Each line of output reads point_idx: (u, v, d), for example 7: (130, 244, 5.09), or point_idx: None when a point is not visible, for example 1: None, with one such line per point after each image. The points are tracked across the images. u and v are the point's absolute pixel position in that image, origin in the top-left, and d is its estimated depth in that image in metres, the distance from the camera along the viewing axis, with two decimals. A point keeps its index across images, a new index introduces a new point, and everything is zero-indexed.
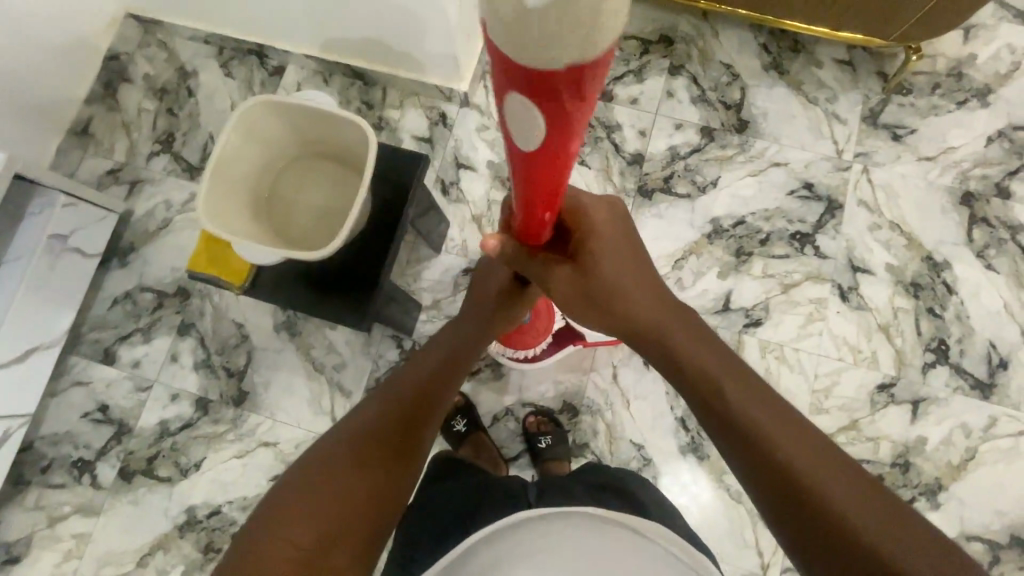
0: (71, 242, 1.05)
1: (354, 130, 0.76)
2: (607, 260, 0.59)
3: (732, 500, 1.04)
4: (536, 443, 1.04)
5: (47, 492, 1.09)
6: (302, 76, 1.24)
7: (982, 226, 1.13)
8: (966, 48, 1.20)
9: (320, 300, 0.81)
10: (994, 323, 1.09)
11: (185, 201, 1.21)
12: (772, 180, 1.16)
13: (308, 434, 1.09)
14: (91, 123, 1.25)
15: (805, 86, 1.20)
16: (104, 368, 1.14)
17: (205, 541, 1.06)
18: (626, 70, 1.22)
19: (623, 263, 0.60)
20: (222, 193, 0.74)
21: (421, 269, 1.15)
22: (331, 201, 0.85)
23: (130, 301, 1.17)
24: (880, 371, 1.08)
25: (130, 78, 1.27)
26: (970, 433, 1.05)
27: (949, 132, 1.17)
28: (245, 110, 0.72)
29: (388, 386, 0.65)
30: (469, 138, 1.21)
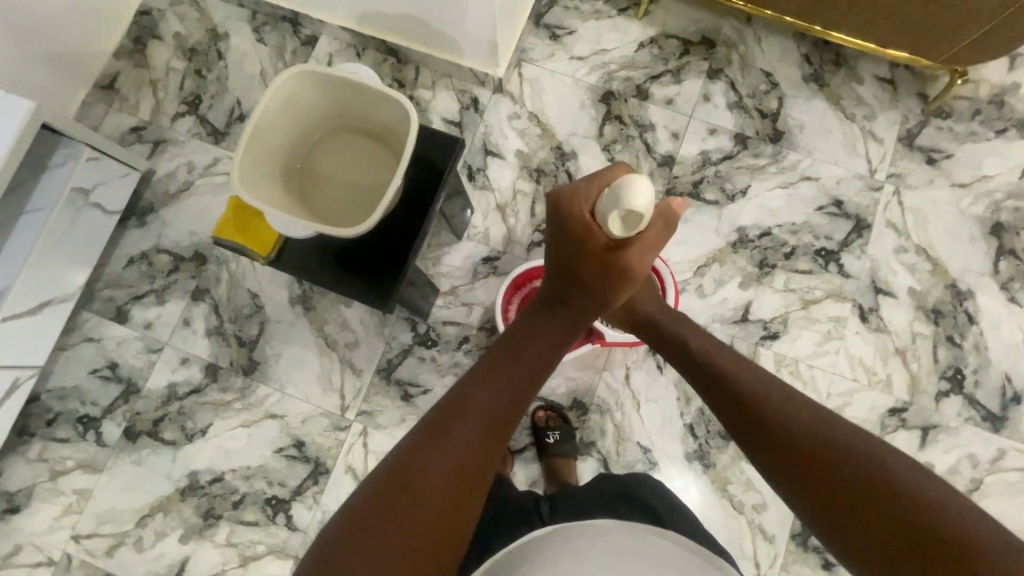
0: (91, 197, 1.04)
1: (394, 106, 0.75)
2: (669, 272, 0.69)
3: (734, 510, 1.04)
4: (544, 437, 1.04)
5: (52, 445, 1.09)
6: (335, 48, 1.22)
7: (1009, 258, 1.12)
8: (1010, 76, 1.18)
9: (346, 278, 0.80)
10: (1011, 356, 1.09)
11: (207, 165, 1.19)
12: (802, 194, 1.15)
13: (316, 410, 1.09)
14: (118, 77, 1.23)
15: (844, 101, 1.19)
16: (116, 327, 1.14)
17: (206, 507, 1.07)
18: (664, 70, 1.20)
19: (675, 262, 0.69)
20: (257, 162, 0.73)
21: (441, 254, 1.14)
22: (366, 179, 0.83)
23: (146, 262, 1.16)
24: (893, 395, 1.08)
25: (160, 35, 1.25)
26: (977, 464, 1.05)
27: (985, 160, 1.15)
28: (285, 78, 0.71)
29: (459, 391, 0.61)
30: (500, 125, 1.19)
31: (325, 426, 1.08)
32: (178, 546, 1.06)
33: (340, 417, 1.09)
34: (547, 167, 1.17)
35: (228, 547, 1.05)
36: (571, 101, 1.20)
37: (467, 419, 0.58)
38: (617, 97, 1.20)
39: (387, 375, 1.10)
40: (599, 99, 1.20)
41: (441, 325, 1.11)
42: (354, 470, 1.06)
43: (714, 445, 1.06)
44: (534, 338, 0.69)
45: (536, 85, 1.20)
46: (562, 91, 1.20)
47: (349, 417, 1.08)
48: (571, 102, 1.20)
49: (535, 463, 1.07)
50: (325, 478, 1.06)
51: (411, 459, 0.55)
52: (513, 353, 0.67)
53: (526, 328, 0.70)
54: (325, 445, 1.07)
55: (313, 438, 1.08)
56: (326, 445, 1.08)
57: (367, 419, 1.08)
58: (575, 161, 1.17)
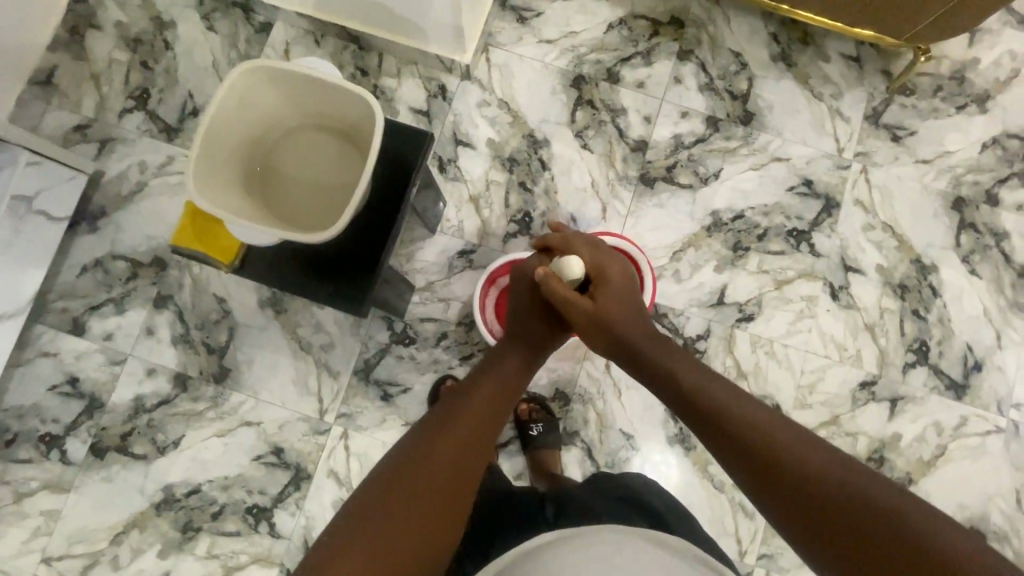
0: (35, 205, 0.98)
1: (356, 102, 0.71)
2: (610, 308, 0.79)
3: (715, 489, 1.06)
4: (527, 430, 1.05)
5: (13, 467, 1.04)
6: (291, 35, 1.16)
7: (970, 232, 1.15)
8: (969, 52, 1.20)
9: (317, 283, 0.78)
10: (972, 327, 1.13)
11: (161, 164, 1.13)
12: (774, 175, 1.16)
13: (293, 415, 1.06)
14: (56, 72, 1.14)
15: (812, 80, 1.19)
16: (73, 339, 1.08)
17: (184, 520, 1.04)
18: (634, 52, 1.18)
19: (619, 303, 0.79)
20: (214, 166, 0.69)
21: (414, 249, 1.11)
22: (333, 177, 0.80)
23: (101, 269, 1.10)
24: (863, 369, 1.11)
25: (99, 24, 1.16)
26: (942, 431, 1.09)
27: (947, 136, 1.18)
28: (237, 75, 0.67)
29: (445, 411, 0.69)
30: (469, 113, 1.16)
31: (304, 431, 1.06)
32: (157, 561, 1.03)
33: (318, 420, 1.06)
34: (520, 156, 1.15)
35: (210, 559, 1.03)
36: (541, 87, 1.17)
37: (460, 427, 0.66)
38: (588, 82, 1.17)
39: (366, 376, 1.07)
40: (569, 84, 1.17)
41: (419, 321, 1.09)
42: (337, 473, 1.04)
43: None
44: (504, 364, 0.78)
45: (504, 70, 1.17)
46: (532, 76, 1.17)
47: (328, 421, 1.06)
48: (541, 87, 1.17)
49: (519, 456, 1.07)
50: (307, 483, 1.04)
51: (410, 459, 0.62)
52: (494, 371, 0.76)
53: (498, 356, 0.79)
54: (305, 450, 1.05)
55: (292, 443, 1.05)
56: (305, 450, 1.05)
57: (348, 421, 1.06)
58: (548, 149, 1.15)
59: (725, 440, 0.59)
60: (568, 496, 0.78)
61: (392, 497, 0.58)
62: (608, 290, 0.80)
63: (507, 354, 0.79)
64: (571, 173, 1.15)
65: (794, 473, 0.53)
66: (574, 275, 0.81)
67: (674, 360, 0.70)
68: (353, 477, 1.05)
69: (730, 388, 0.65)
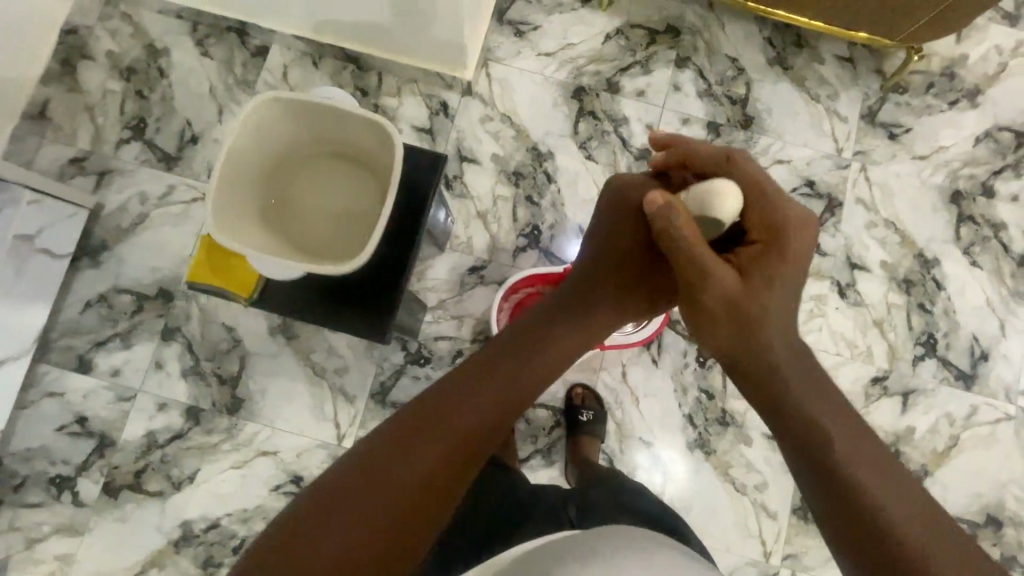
0: (38, 244, 0.95)
1: (373, 130, 0.71)
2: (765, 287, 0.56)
3: (737, 492, 1.07)
4: (578, 415, 1.05)
5: (23, 512, 1.01)
6: (288, 57, 1.15)
7: (969, 224, 1.18)
8: (958, 48, 1.22)
9: (338, 314, 0.77)
10: (977, 317, 1.15)
11: (161, 194, 1.11)
12: (776, 177, 1.17)
13: (311, 442, 1.05)
14: (49, 105, 1.12)
15: (808, 82, 1.21)
16: (80, 377, 1.05)
17: (204, 556, 1.01)
18: (632, 62, 1.19)
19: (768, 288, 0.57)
20: (231, 201, 0.68)
21: (425, 267, 1.11)
22: (349, 206, 0.79)
23: (105, 304, 1.07)
24: (875, 365, 1.13)
25: (91, 55, 1.14)
26: (954, 421, 1.11)
27: (941, 132, 1.20)
28: (252, 108, 0.66)
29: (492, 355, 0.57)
30: (472, 129, 1.15)
31: (323, 458, 1.04)
32: None
33: (336, 446, 1.05)
34: (525, 169, 1.15)
35: None
36: (543, 100, 1.17)
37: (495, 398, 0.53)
38: (588, 93, 1.18)
39: (382, 399, 1.06)
40: (570, 96, 1.17)
41: (433, 340, 1.08)
42: None
43: (713, 432, 1.08)
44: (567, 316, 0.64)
45: (505, 85, 1.17)
46: (533, 90, 1.17)
47: (346, 446, 1.05)
48: (542, 100, 1.17)
49: (559, 442, 1.08)
50: None
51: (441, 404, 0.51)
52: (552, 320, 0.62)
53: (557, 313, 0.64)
54: None
55: (311, 471, 1.04)
56: None
57: None
58: (553, 161, 1.15)
59: (816, 460, 0.50)
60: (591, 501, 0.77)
61: (417, 453, 0.47)
62: (758, 262, 0.57)
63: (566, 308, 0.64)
64: (577, 185, 1.15)
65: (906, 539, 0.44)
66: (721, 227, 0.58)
67: (786, 372, 0.55)
68: None
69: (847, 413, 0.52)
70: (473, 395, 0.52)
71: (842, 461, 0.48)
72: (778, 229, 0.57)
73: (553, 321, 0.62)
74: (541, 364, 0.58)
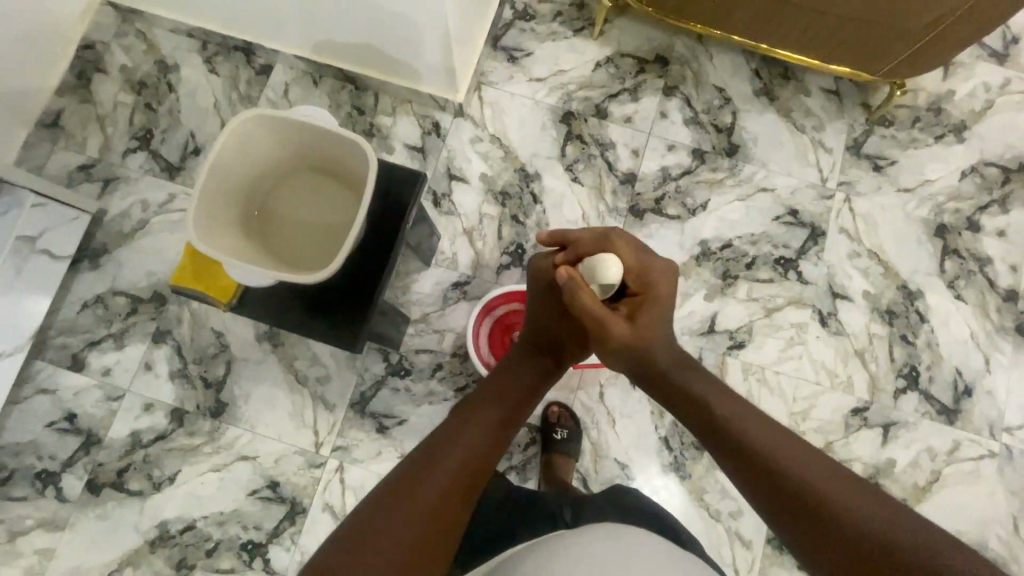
0: (39, 245, 1.01)
1: (351, 147, 0.75)
2: (654, 319, 0.69)
3: (712, 518, 1.06)
4: (553, 433, 1.06)
5: (8, 505, 1.04)
6: (290, 76, 1.20)
7: (953, 258, 1.18)
8: (944, 84, 1.24)
9: (313, 321, 0.80)
10: (960, 351, 1.14)
11: (162, 202, 1.16)
12: (760, 205, 1.19)
13: (289, 448, 1.07)
14: (63, 114, 1.18)
15: (794, 113, 1.23)
16: (72, 375, 1.09)
17: (178, 557, 1.03)
18: (621, 89, 1.23)
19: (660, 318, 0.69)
20: (213, 210, 0.72)
21: (410, 281, 1.13)
22: (327, 218, 0.82)
23: (101, 305, 1.11)
24: (855, 395, 1.12)
25: (105, 68, 1.21)
26: (935, 456, 1.10)
27: (927, 165, 1.21)
28: (234, 124, 0.70)
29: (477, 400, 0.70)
30: (462, 149, 1.19)
31: (299, 464, 1.06)
32: None
33: (314, 454, 1.07)
34: (512, 190, 1.18)
35: None
36: (532, 123, 1.21)
37: (474, 435, 0.65)
38: (577, 117, 1.21)
39: (362, 408, 1.08)
40: (559, 120, 1.21)
41: (414, 353, 1.10)
42: (332, 507, 1.04)
43: (689, 456, 1.08)
44: (517, 370, 0.76)
45: (496, 108, 1.21)
46: (523, 113, 1.21)
47: (323, 454, 1.06)
48: (532, 123, 1.21)
49: (534, 459, 1.08)
50: (302, 517, 1.04)
51: (439, 442, 0.63)
52: (508, 373, 0.75)
53: (508, 366, 0.76)
54: (300, 484, 1.05)
55: (288, 477, 1.06)
56: (301, 484, 1.05)
57: (343, 454, 1.07)
58: (540, 182, 1.18)
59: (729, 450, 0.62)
60: (586, 500, 0.77)
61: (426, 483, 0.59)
62: (646, 308, 0.69)
63: (515, 361, 0.77)
64: (562, 206, 1.18)
65: (812, 501, 0.55)
66: (608, 280, 0.69)
67: (689, 376, 0.69)
68: (348, 511, 1.04)
69: (744, 403, 0.66)
70: (455, 439, 0.64)
71: (762, 458, 0.59)
72: (651, 269, 0.70)
73: (511, 373, 0.75)
74: (506, 409, 0.70)
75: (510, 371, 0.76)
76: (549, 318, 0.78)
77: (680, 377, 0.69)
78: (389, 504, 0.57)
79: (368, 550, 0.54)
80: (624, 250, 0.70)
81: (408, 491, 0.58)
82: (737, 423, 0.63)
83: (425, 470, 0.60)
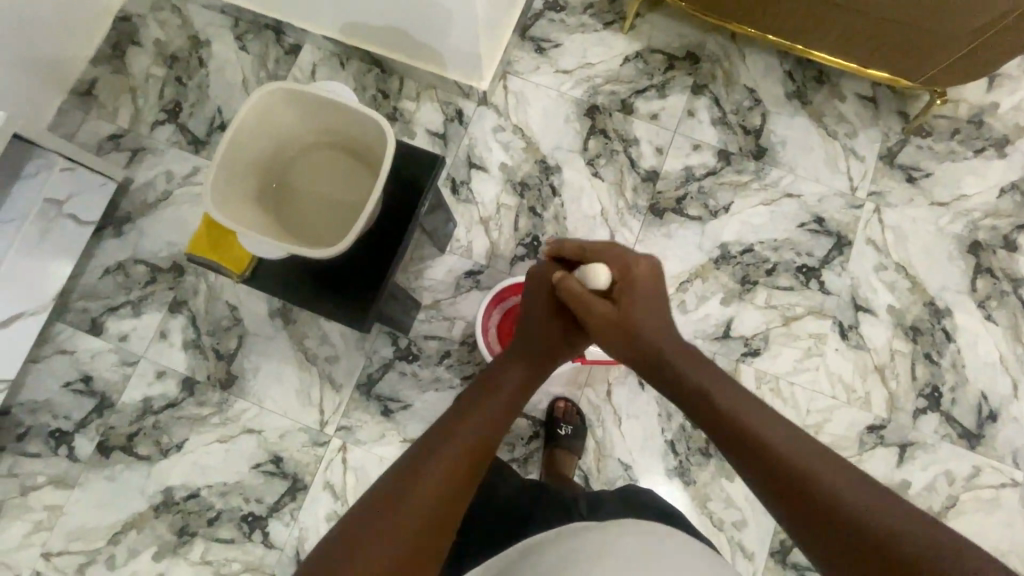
0: (65, 208, 1.03)
1: (370, 126, 0.75)
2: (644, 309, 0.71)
3: (715, 526, 1.04)
4: (556, 428, 1.05)
5: (22, 460, 1.07)
6: (318, 57, 1.21)
7: (986, 277, 1.13)
8: (988, 96, 1.19)
9: (325, 297, 0.81)
10: (987, 375, 1.10)
11: (186, 175, 1.17)
12: (785, 211, 1.16)
13: (294, 425, 1.08)
14: (96, 84, 1.21)
15: (826, 118, 1.19)
16: (90, 339, 1.12)
17: (180, 524, 1.05)
18: (648, 85, 1.20)
19: (649, 306, 0.72)
20: (231, 180, 0.73)
21: (424, 267, 1.13)
22: (345, 197, 0.83)
23: (122, 272, 1.14)
24: (872, 412, 1.09)
25: (140, 41, 1.23)
26: (953, 481, 1.06)
27: (964, 179, 1.17)
28: (257, 96, 0.71)
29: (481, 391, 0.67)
30: (484, 138, 1.18)
31: (303, 442, 1.07)
32: (151, 563, 1.04)
33: (318, 432, 1.07)
34: (531, 181, 1.17)
35: (203, 565, 1.03)
36: (556, 115, 1.19)
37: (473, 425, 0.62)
38: (602, 112, 1.19)
39: (368, 390, 1.09)
40: (583, 113, 1.19)
41: (423, 339, 1.10)
42: (333, 486, 1.04)
43: (695, 462, 1.06)
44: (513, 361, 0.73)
45: (520, 97, 1.20)
46: (547, 105, 1.20)
47: (328, 433, 1.07)
48: (555, 115, 1.19)
49: (536, 453, 1.07)
50: (303, 494, 1.05)
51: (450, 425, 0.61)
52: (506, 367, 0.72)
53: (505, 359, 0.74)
54: (303, 461, 1.06)
55: (291, 453, 1.06)
56: (304, 461, 1.06)
57: (346, 434, 1.07)
58: (560, 175, 1.17)
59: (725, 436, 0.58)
60: (596, 500, 0.75)
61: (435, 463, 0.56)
62: (633, 298, 0.72)
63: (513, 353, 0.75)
64: (581, 200, 1.16)
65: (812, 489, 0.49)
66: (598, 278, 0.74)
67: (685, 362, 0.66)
68: (349, 491, 1.05)
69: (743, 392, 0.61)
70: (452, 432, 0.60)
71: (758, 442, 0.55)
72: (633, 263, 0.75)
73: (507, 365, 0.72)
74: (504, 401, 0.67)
75: (504, 362, 0.73)
76: (538, 318, 0.77)
77: (678, 365, 0.66)
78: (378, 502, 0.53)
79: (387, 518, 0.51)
80: (601, 252, 0.76)
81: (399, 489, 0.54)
82: (732, 404, 0.59)
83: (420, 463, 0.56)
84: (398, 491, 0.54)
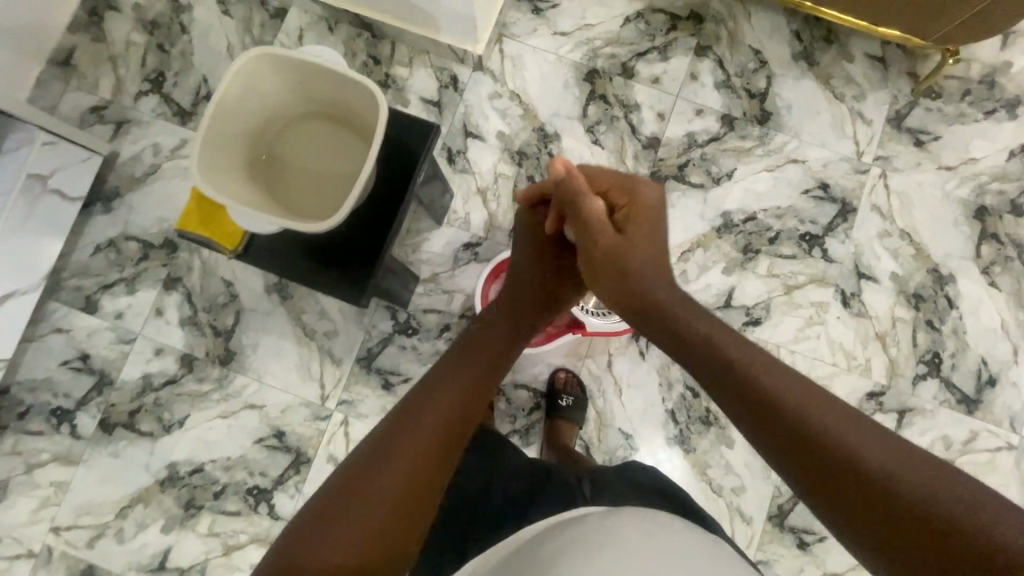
0: (50, 184, 1.01)
1: (361, 93, 0.72)
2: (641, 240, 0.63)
3: (714, 493, 1.06)
4: (557, 400, 1.04)
5: (25, 438, 1.08)
6: (305, 21, 1.16)
7: (991, 242, 1.11)
8: (1001, 55, 1.15)
9: (320, 271, 0.79)
10: (988, 340, 1.10)
11: (174, 148, 1.14)
12: (790, 177, 1.13)
13: (296, 400, 1.08)
14: (75, 53, 1.16)
15: (834, 80, 1.15)
16: (85, 317, 1.10)
17: (187, 498, 1.06)
18: (650, 47, 1.16)
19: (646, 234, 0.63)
20: (219, 152, 0.70)
21: (421, 240, 1.11)
22: (336, 166, 0.81)
23: (113, 249, 1.12)
24: (872, 379, 1.09)
25: (117, 6, 1.17)
26: (950, 446, 1.07)
27: (973, 142, 1.14)
28: (239, 63, 0.67)
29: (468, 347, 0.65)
30: (480, 105, 1.15)
31: (305, 416, 1.07)
32: (160, 536, 1.05)
33: (320, 406, 1.07)
34: (529, 150, 1.14)
35: (211, 537, 1.05)
36: (554, 79, 1.15)
37: (446, 392, 0.58)
38: (601, 76, 1.15)
39: (368, 364, 1.08)
40: (582, 78, 1.15)
41: (422, 312, 1.09)
42: (335, 459, 1.05)
43: (695, 430, 1.07)
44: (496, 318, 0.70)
45: (517, 62, 1.16)
46: (545, 69, 1.15)
47: (329, 407, 1.07)
48: (554, 80, 1.15)
49: (537, 425, 1.08)
50: (306, 467, 1.06)
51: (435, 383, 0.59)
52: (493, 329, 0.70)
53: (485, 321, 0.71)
54: (306, 436, 1.06)
55: (293, 428, 1.07)
56: (307, 436, 1.07)
57: (348, 408, 1.07)
58: (558, 143, 1.14)
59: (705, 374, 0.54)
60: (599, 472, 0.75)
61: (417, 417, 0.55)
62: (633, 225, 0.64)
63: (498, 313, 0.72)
64: None
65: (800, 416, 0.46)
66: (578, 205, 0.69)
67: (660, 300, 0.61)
68: None
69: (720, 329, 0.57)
70: (427, 398, 0.57)
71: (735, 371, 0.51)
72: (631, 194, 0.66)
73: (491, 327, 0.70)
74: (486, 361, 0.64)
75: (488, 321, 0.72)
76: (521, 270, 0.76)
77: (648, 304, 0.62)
78: (355, 487, 0.50)
79: (375, 475, 0.50)
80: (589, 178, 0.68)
81: (382, 471, 0.51)
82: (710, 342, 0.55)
83: (394, 437, 0.53)
84: (388, 447, 0.52)
